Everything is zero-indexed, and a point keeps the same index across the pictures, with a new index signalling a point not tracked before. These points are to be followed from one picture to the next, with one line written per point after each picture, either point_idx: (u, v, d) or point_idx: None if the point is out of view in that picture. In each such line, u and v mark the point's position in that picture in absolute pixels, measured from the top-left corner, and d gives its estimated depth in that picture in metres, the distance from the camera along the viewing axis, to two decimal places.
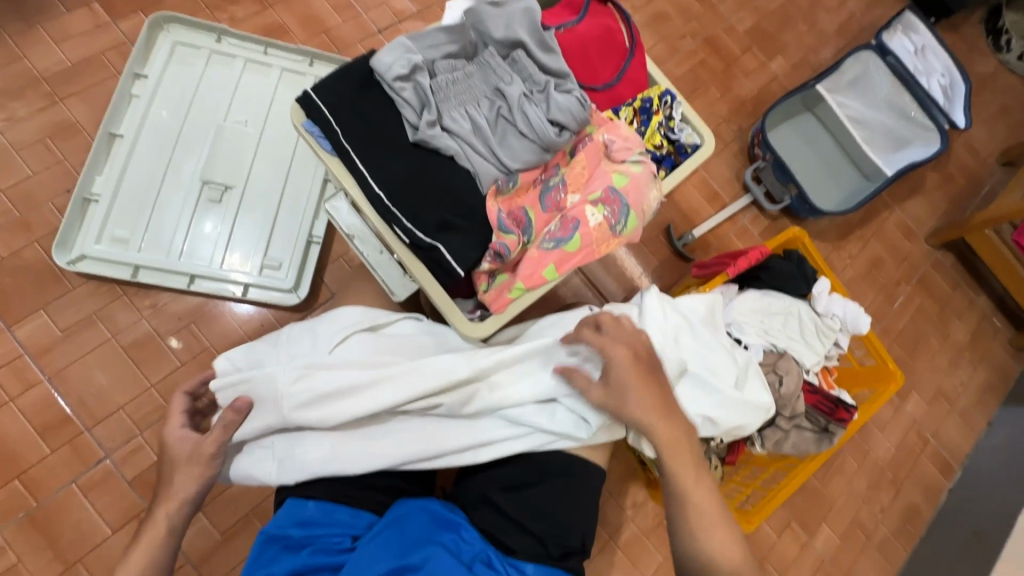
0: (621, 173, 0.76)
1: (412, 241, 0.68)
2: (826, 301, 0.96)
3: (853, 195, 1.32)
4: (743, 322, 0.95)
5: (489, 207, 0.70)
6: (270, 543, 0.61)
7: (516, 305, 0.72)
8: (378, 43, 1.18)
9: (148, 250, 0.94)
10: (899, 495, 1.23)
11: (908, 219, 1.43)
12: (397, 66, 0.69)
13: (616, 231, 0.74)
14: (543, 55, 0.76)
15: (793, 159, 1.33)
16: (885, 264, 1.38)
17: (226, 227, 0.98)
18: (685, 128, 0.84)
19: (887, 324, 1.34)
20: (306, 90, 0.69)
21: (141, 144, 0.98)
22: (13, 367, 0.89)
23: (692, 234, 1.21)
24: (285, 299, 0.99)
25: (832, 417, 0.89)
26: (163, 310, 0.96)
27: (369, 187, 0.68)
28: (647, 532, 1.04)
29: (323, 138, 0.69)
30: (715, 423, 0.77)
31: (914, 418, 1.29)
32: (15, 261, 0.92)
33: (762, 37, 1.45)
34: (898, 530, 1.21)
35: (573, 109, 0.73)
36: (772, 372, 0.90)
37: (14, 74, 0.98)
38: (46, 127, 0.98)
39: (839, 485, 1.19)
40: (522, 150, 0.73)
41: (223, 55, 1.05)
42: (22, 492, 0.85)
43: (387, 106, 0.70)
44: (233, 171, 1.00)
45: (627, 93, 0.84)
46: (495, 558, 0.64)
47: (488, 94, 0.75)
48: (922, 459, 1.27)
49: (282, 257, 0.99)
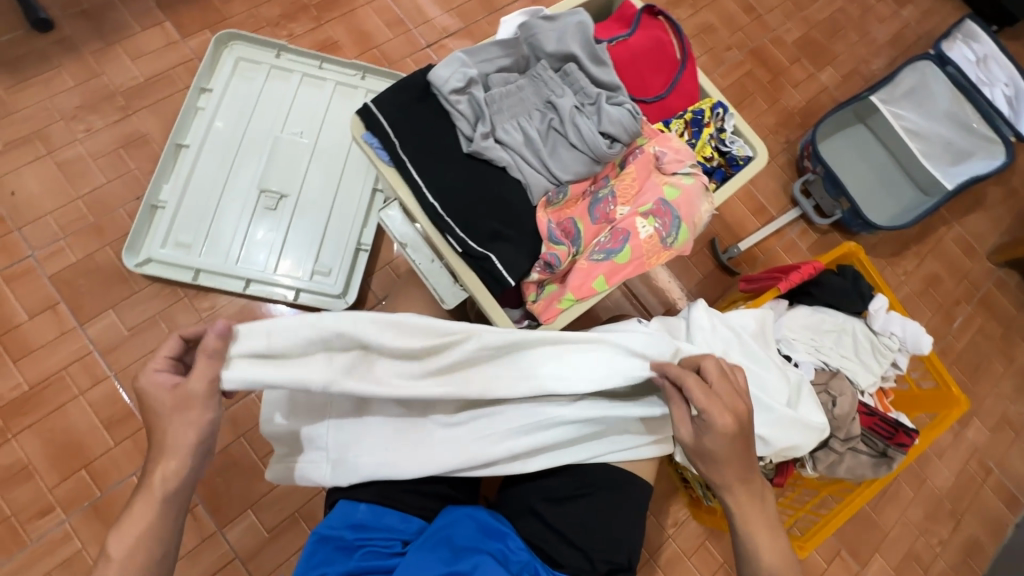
0: (672, 186, 0.76)
1: (464, 250, 0.69)
2: (883, 320, 0.93)
3: (908, 208, 1.27)
4: (793, 339, 0.93)
5: (540, 218, 0.71)
6: (323, 543, 0.62)
7: (565, 316, 0.72)
8: (426, 57, 1.21)
9: (208, 255, 0.99)
10: (959, 527, 1.16)
11: (969, 235, 1.37)
12: (453, 80, 0.71)
13: (666, 243, 0.74)
14: (595, 68, 0.76)
15: (844, 172, 1.29)
16: (943, 282, 1.32)
17: (280, 232, 1.02)
18: (736, 140, 0.83)
19: (945, 345, 1.27)
20: (366, 104, 0.71)
21: (204, 154, 1.03)
22: (83, 363, 0.94)
23: (738, 248, 1.19)
24: (333, 304, 1.02)
25: (890, 441, 0.85)
26: (220, 312, 1.01)
27: (423, 197, 0.69)
28: (688, 552, 1.02)
29: (380, 149, 0.71)
30: (766, 442, 0.74)
31: (976, 445, 1.22)
32: (87, 263, 0.98)
33: (810, 48, 1.42)
34: (958, 564, 1.14)
35: (625, 121, 0.74)
36: (824, 392, 0.87)
37: (92, 89, 1.05)
38: (119, 138, 1.04)
39: (893, 513, 1.13)
40: (573, 161, 0.74)
41: (281, 70, 1.10)
42: (87, 481, 0.90)
43: (442, 119, 0.72)
44: (288, 180, 1.04)
45: (678, 106, 0.83)
46: (542, 568, 0.64)
47: (540, 106, 0.76)
48: (985, 490, 1.19)
49: (332, 264, 1.02)
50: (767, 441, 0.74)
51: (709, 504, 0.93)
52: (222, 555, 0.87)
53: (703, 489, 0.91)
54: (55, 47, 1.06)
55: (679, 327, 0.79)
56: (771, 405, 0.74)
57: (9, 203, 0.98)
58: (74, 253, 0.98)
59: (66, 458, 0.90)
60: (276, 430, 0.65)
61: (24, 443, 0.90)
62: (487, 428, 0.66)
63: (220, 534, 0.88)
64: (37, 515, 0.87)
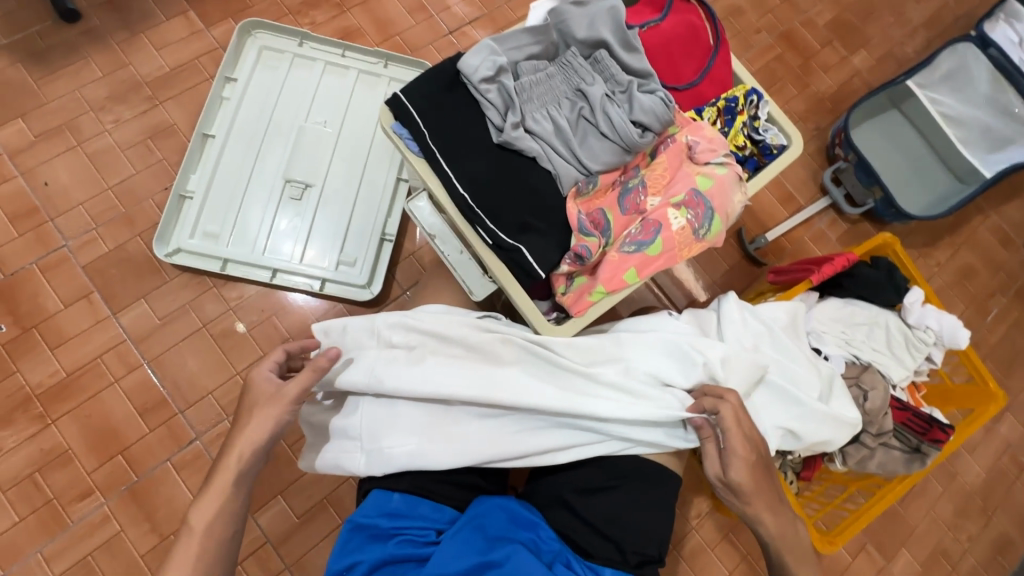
0: (705, 176, 0.74)
1: (494, 242, 0.69)
2: (918, 313, 0.90)
3: (944, 198, 1.24)
4: (824, 332, 0.91)
5: (570, 209, 0.71)
6: (358, 531, 0.63)
7: (596, 308, 0.71)
8: (449, 44, 1.20)
9: (236, 245, 1.00)
10: (990, 523, 1.14)
11: (1006, 225, 1.32)
12: (483, 69, 0.70)
13: (699, 235, 0.72)
14: (627, 55, 0.75)
15: (877, 160, 1.26)
16: (978, 274, 1.28)
17: (306, 222, 1.02)
18: (770, 129, 0.80)
19: (978, 338, 1.24)
20: (394, 93, 0.70)
21: (230, 144, 1.03)
22: (117, 351, 0.96)
23: (765, 238, 1.16)
24: (359, 294, 1.02)
25: (925, 437, 0.83)
26: (248, 302, 1.02)
27: (453, 188, 0.69)
28: (712, 544, 1.01)
29: (409, 139, 0.70)
30: (796, 437, 0.74)
31: (1008, 440, 1.19)
32: (119, 253, 1.00)
33: (843, 30, 1.37)
34: (987, 561, 1.12)
35: (658, 110, 0.72)
36: (856, 386, 0.86)
37: (120, 79, 1.06)
38: (147, 129, 1.05)
39: (921, 508, 1.12)
40: (603, 151, 0.73)
41: (304, 58, 1.10)
42: (124, 466, 0.92)
43: (471, 108, 0.71)
44: (313, 170, 1.04)
45: (710, 93, 0.81)
46: (574, 559, 0.64)
47: (570, 94, 0.75)
48: (1016, 486, 1.17)
49: (357, 254, 1.03)
50: (797, 436, 0.74)
51: None
52: (254, 539, 0.89)
53: None
54: (82, 38, 1.06)
55: (711, 320, 0.78)
56: (804, 399, 0.73)
57: (43, 193, 1.00)
58: (106, 244, 1.00)
59: (102, 444, 0.93)
60: (314, 420, 0.68)
61: (64, 428, 0.93)
62: (514, 424, 0.67)
63: (252, 519, 0.90)
64: (78, 497, 0.90)
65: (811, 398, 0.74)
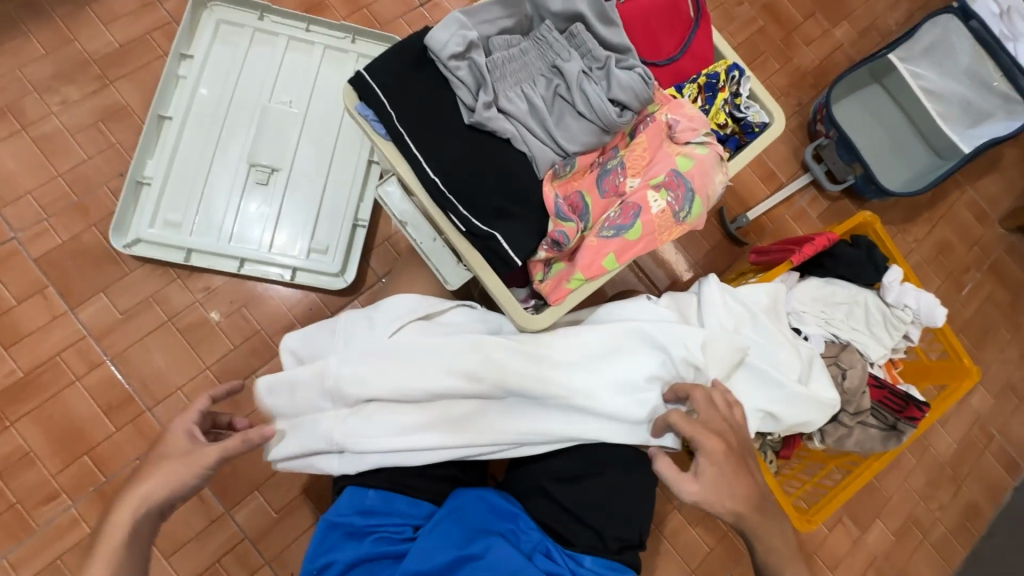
0: (685, 156, 0.71)
1: (468, 229, 0.66)
2: (897, 292, 0.89)
3: (923, 174, 1.23)
4: (802, 312, 0.91)
5: (546, 192, 0.68)
6: (333, 529, 0.62)
7: (573, 296, 0.69)
8: (420, 17, 1.14)
9: (200, 234, 0.95)
10: (960, 492, 1.18)
11: (982, 200, 1.33)
12: (451, 45, 0.66)
13: (679, 218, 0.70)
14: (604, 29, 0.71)
15: (858, 136, 1.25)
16: (954, 249, 1.29)
17: (274, 208, 0.98)
18: (752, 106, 0.78)
19: (952, 313, 1.26)
20: (358, 72, 0.66)
21: (190, 126, 0.98)
22: (76, 348, 0.92)
23: (746, 217, 1.15)
24: (331, 283, 0.99)
25: (901, 415, 0.84)
26: (215, 293, 0.98)
27: (423, 172, 0.66)
28: (693, 523, 1.03)
29: (375, 121, 0.67)
30: (776, 419, 0.74)
31: (979, 412, 1.22)
32: (74, 244, 0.95)
33: (826, 2, 1.34)
34: (956, 528, 1.16)
35: (636, 87, 0.70)
36: (834, 364, 0.87)
37: (65, 57, 0.99)
38: (97, 111, 0.99)
39: (894, 480, 1.14)
40: (580, 131, 0.70)
41: (266, 33, 1.03)
42: (90, 467, 0.89)
43: (441, 87, 0.67)
44: (279, 153, 0.99)
45: (691, 68, 0.78)
46: (554, 548, 0.63)
47: (545, 71, 0.72)
48: (985, 456, 1.21)
49: (329, 241, 0.99)
50: (774, 418, 0.74)
51: None
52: (231, 536, 0.87)
53: None
54: (21, 12, 0.98)
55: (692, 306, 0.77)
56: (781, 381, 0.73)
57: None
58: (59, 234, 0.94)
59: (67, 444, 0.89)
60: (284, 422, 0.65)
61: (24, 429, 0.89)
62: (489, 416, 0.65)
63: (229, 515, 0.88)
64: (44, 500, 0.87)
65: (790, 381, 0.73)
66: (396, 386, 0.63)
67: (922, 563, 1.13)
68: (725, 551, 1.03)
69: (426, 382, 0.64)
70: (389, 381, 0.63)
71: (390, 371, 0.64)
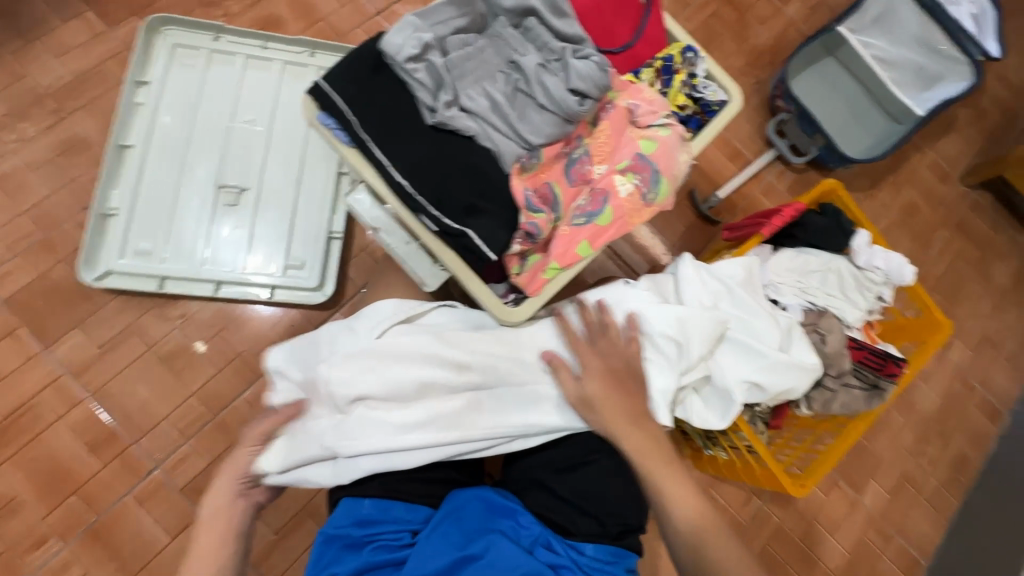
0: (648, 139, 0.72)
1: (440, 228, 0.66)
2: (867, 255, 0.92)
3: (883, 139, 1.27)
4: (780, 283, 0.92)
5: (514, 186, 0.69)
6: (331, 543, 0.61)
7: (550, 286, 0.70)
8: (377, 26, 1.14)
9: (173, 260, 0.94)
10: (948, 445, 1.21)
11: (942, 160, 1.37)
12: (407, 47, 0.66)
13: (648, 199, 0.71)
14: (557, 21, 0.72)
15: (818, 108, 1.27)
16: (920, 211, 1.33)
17: (247, 228, 0.97)
18: (709, 86, 0.80)
19: (924, 273, 1.29)
20: (315, 81, 0.66)
21: (153, 153, 0.96)
22: (54, 387, 0.90)
23: (717, 196, 1.17)
24: (311, 298, 0.98)
25: (881, 372, 0.86)
26: (194, 318, 0.96)
27: (390, 177, 0.66)
28: None
29: (338, 130, 0.67)
30: (761, 389, 0.75)
31: (959, 365, 1.25)
32: (42, 282, 0.93)
33: None
34: (948, 481, 1.19)
35: (594, 75, 0.71)
36: (814, 331, 0.89)
37: (18, 93, 0.97)
38: (56, 145, 0.97)
39: (885, 440, 1.17)
40: (543, 123, 0.71)
41: (223, 53, 1.02)
42: (79, 507, 0.87)
43: (401, 90, 0.67)
44: (246, 173, 0.98)
45: (647, 53, 0.79)
46: (554, 539, 0.63)
47: (503, 68, 0.72)
48: (969, 407, 1.24)
49: (305, 256, 0.98)
50: (761, 388, 0.75)
51: (710, 453, 0.96)
52: None
53: (703, 439, 0.94)
54: None
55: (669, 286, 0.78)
56: (764, 350, 0.74)
57: None
58: (27, 273, 0.93)
59: (54, 486, 0.87)
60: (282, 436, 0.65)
61: (6, 475, 0.86)
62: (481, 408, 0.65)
63: None
64: (35, 544, 0.85)
65: (771, 350, 0.75)
66: (385, 388, 0.63)
67: (918, 518, 1.16)
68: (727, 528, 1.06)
69: (415, 379, 0.64)
70: (379, 379, 0.63)
71: (377, 372, 0.63)
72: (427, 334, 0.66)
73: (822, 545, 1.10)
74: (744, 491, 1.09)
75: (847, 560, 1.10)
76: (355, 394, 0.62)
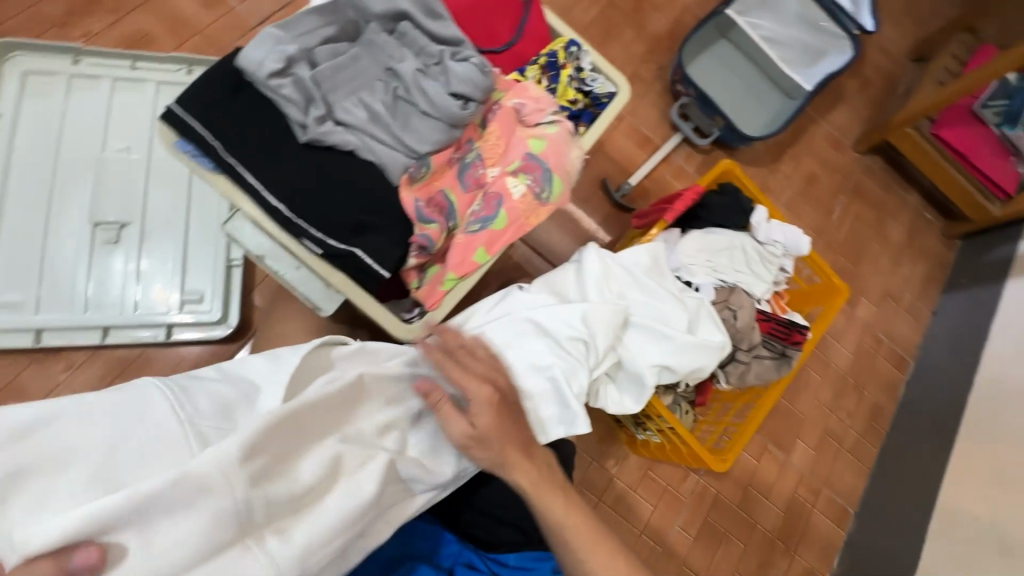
0: (537, 138, 0.72)
1: (325, 250, 0.63)
2: (767, 229, 0.96)
3: (778, 116, 1.33)
4: (691, 264, 0.95)
5: (404, 198, 0.67)
6: None
7: (451, 297, 0.69)
8: None
9: (48, 310, 0.86)
10: (863, 396, 1.29)
11: (835, 130, 1.45)
12: (268, 63, 0.62)
13: (542, 199, 0.70)
14: (432, 24, 0.70)
15: (716, 90, 1.32)
16: (819, 179, 1.40)
17: (132, 266, 0.90)
18: (598, 77, 0.80)
19: (828, 238, 1.37)
20: (169, 106, 0.61)
21: (12, 194, 0.87)
22: None
23: (629, 184, 1.20)
24: (214, 333, 0.92)
25: (787, 341, 0.91)
26: (84, 369, 0.89)
27: (265, 201, 0.61)
28: (634, 486, 1.09)
29: (201, 156, 0.62)
30: (673, 372, 0.77)
31: (866, 321, 1.34)
32: None
33: None
34: (866, 430, 1.27)
35: (474, 77, 0.69)
36: (726, 308, 0.91)
37: None
38: None
39: (807, 400, 1.23)
40: (428, 130, 0.69)
41: (85, 78, 0.94)
42: None
43: (268, 109, 0.63)
44: (125, 206, 0.91)
45: (531, 51, 0.79)
46: (476, 556, 0.66)
47: (381, 76, 0.70)
48: (878, 359, 1.33)
49: (203, 287, 0.92)
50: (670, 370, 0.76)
51: (643, 437, 0.97)
52: None
53: (633, 424, 0.95)
54: None
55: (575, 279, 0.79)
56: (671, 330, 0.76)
57: None
58: None
59: None
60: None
61: None
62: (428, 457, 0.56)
63: None
64: None
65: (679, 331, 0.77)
66: (329, 465, 0.47)
67: (843, 468, 1.23)
68: (667, 506, 1.10)
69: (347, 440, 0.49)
70: (310, 450, 0.46)
71: (304, 439, 0.46)
72: (351, 382, 0.52)
73: (758, 507, 1.15)
74: (682, 469, 1.12)
75: (782, 518, 1.16)
76: (299, 490, 0.44)
